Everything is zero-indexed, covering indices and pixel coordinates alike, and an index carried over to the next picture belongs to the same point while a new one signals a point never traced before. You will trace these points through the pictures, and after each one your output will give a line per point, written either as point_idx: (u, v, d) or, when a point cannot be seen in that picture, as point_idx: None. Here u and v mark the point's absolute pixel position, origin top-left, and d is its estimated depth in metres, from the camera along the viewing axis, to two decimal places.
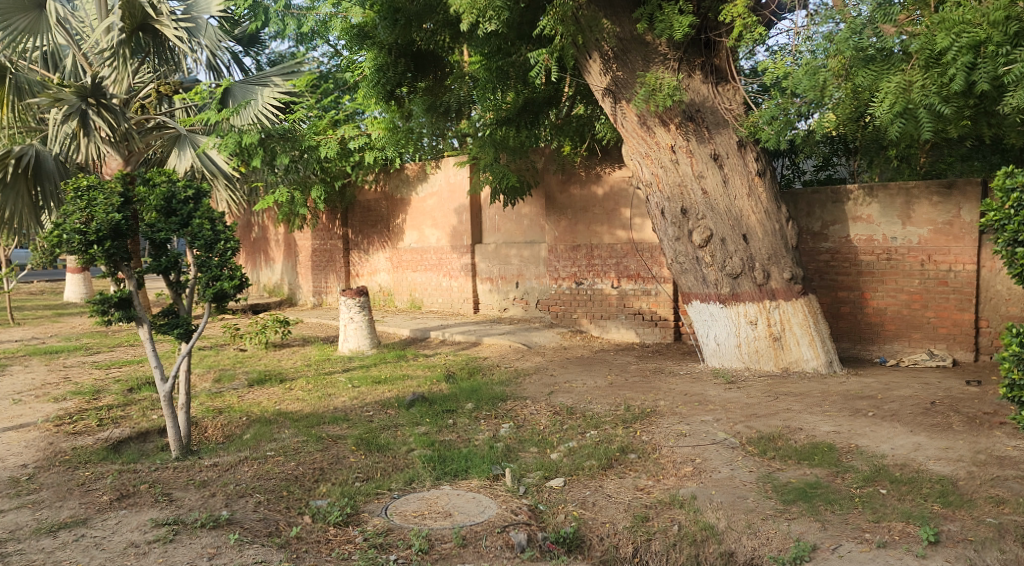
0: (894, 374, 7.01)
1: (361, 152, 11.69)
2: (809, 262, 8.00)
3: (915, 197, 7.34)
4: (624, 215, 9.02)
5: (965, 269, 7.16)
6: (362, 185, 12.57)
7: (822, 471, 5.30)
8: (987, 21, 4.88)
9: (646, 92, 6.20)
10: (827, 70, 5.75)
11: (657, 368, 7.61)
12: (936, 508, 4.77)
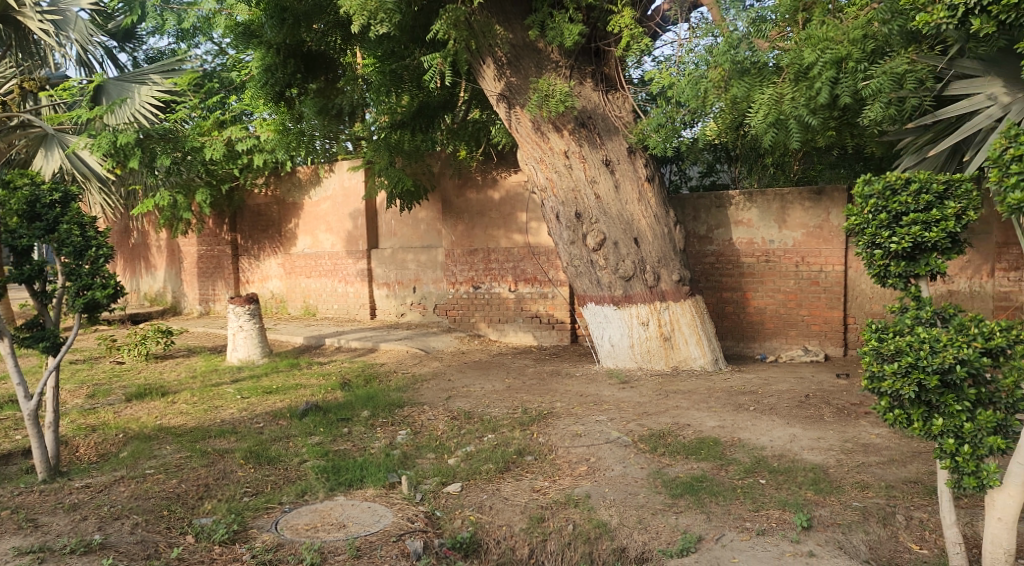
0: (773, 370, 7.42)
1: (250, 155, 11.33)
2: (696, 264, 8.33)
3: (790, 202, 7.79)
4: (520, 219, 9.13)
5: (834, 269, 7.68)
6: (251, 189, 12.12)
7: (707, 465, 5.54)
8: (848, 39, 5.33)
9: (538, 97, 6.28)
10: (709, 80, 6.02)
11: (552, 370, 7.72)
12: (809, 495, 5.09)
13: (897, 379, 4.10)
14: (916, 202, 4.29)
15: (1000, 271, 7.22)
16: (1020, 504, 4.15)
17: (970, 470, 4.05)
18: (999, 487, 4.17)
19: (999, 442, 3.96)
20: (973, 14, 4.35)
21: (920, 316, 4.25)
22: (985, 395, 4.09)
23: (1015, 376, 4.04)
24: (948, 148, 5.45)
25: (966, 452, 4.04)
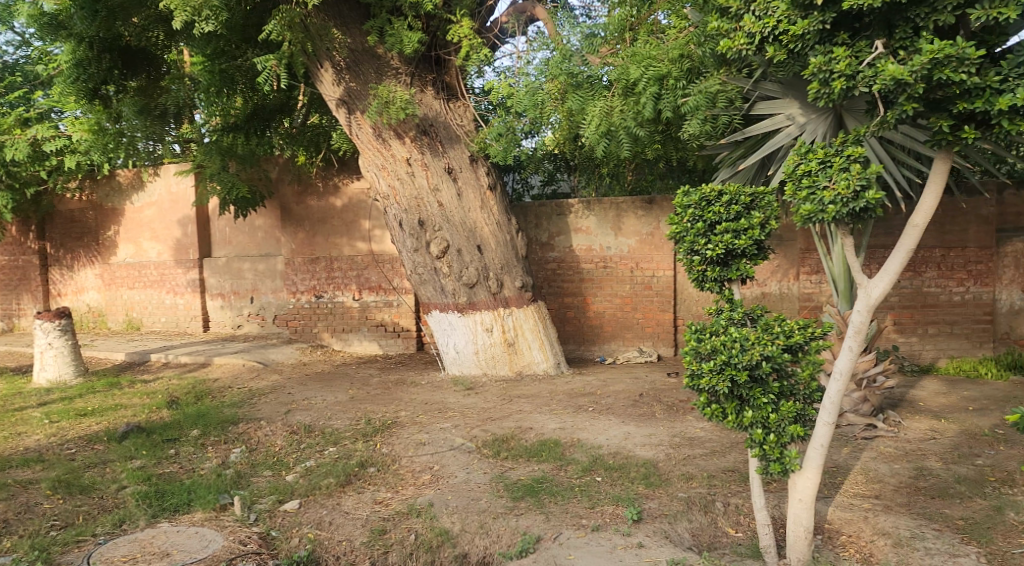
0: (611, 371, 7.78)
1: (59, 156, 10.43)
2: (539, 271, 8.57)
3: (624, 211, 8.21)
4: (362, 226, 9.04)
5: (666, 274, 8.16)
6: (63, 194, 11.10)
7: (548, 466, 5.70)
8: (668, 58, 5.74)
9: (379, 104, 6.26)
10: (546, 91, 6.25)
11: (397, 379, 7.63)
12: (641, 489, 5.36)
13: (713, 376, 4.41)
14: (728, 212, 4.67)
15: (804, 274, 7.94)
16: (816, 486, 4.53)
17: (775, 456, 4.47)
18: (799, 472, 4.52)
19: (798, 431, 4.39)
20: (768, 42, 4.84)
21: (733, 317, 4.59)
22: (787, 387, 4.46)
23: (809, 370, 4.44)
24: (757, 162, 5.91)
25: (771, 440, 4.43)
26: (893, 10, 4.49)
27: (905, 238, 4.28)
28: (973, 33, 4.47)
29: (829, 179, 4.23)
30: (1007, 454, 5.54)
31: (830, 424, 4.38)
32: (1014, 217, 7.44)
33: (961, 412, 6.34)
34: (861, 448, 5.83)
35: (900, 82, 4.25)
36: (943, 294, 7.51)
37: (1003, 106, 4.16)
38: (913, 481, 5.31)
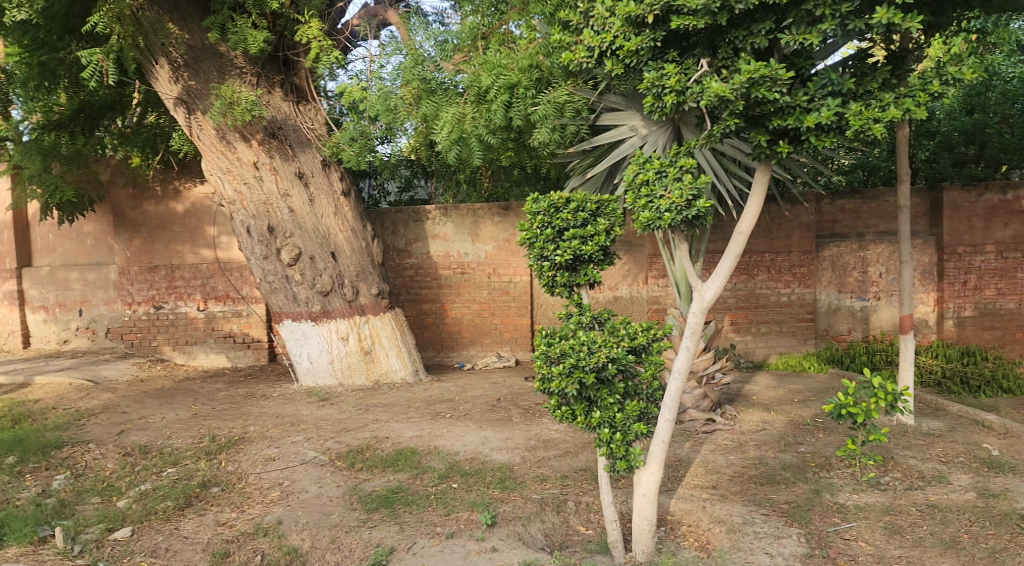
0: (470, 377, 7.81)
1: None
2: (396, 277, 8.48)
3: (481, 218, 8.32)
4: (208, 233, 8.76)
5: (521, 280, 8.31)
6: None
7: (403, 475, 5.63)
8: (518, 67, 5.88)
9: (222, 104, 5.98)
10: (400, 97, 6.14)
11: (246, 393, 7.30)
12: (495, 493, 5.41)
13: (563, 379, 4.49)
14: (575, 219, 4.81)
15: (652, 278, 8.36)
16: (658, 481, 4.76)
17: (621, 453, 4.64)
18: (643, 467, 4.75)
19: (641, 428, 4.61)
20: (606, 56, 5.08)
21: (582, 321, 4.71)
22: (631, 388, 4.68)
23: (652, 370, 4.67)
24: (604, 171, 6.10)
25: (617, 439, 4.59)
26: (715, 32, 4.86)
27: (732, 244, 4.66)
28: (785, 57, 4.90)
29: (665, 189, 4.47)
30: (825, 441, 6.07)
31: (670, 420, 4.67)
32: (830, 225, 8.22)
33: (789, 403, 6.88)
34: (701, 441, 6.16)
35: (723, 99, 4.59)
36: (773, 295, 8.12)
37: (811, 124, 4.58)
38: (745, 470, 5.69)
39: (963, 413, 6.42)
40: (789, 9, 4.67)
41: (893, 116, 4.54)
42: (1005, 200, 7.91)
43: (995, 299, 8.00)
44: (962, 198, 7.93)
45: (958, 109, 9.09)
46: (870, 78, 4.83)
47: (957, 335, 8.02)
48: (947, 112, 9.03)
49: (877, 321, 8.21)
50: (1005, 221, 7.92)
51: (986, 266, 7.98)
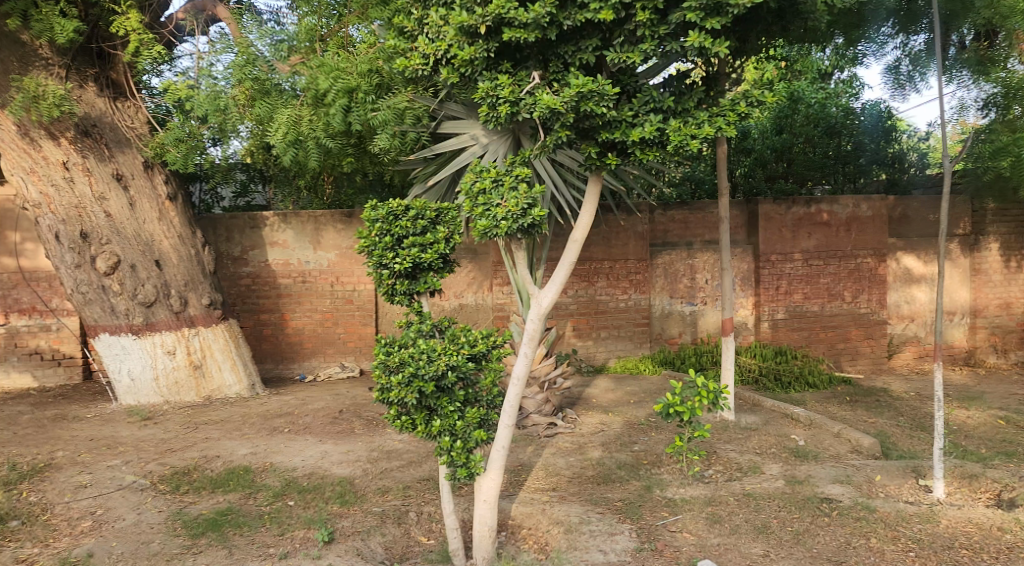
0: (311, 389, 7.61)
1: None
2: (231, 287, 8.15)
3: (323, 225, 8.16)
4: (10, 239, 7.96)
5: (364, 288, 8.20)
6: None
7: (234, 496, 5.33)
8: (357, 71, 5.78)
9: (25, 98, 5.55)
10: (231, 97, 5.96)
11: (56, 416, 6.63)
12: (334, 509, 5.24)
13: (402, 389, 4.41)
14: (414, 226, 4.77)
15: (497, 286, 8.48)
16: (499, 486, 4.81)
17: (462, 462, 4.60)
18: (484, 474, 4.76)
19: (482, 435, 4.62)
20: (442, 64, 5.11)
21: (422, 330, 4.69)
22: (471, 395, 4.66)
23: (491, 377, 4.70)
24: (447, 180, 6.07)
25: (458, 446, 4.56)
26: (546, 46, 5.01)
27: (567, 252, 4.83)
28: (613, 74, 5.13)
29: (501, 197, 4.55)
30: (656, 438, 6.40)
31: (510, 425, 4.75)
32: (662, 234, 8.68)
33: (626, 405, 7.22)
34: (543, 445, 6.30)
35: (555, 112, 4.74)
36: (611, 301, 8.48)
37: (635, 138, 4.83)
38: (583, 470, 5.88)
39: (776, 407, 7.00)
40: (613, 29, 4.93)
41: (707, 133, 4.88)
42: (809, 212, 8.74)
43: (802, 302, 8.80)
44: (773, 210, 8.65)
45: (770, 128, 10.06)
46: (688, 97, 5.16)
47: (772, 336, 8.72)
48: (761, 131, 9.97)
49: (704, 325, 8.80)
50: (810, 232, 8.75)
51: (795, 272, 8.76)
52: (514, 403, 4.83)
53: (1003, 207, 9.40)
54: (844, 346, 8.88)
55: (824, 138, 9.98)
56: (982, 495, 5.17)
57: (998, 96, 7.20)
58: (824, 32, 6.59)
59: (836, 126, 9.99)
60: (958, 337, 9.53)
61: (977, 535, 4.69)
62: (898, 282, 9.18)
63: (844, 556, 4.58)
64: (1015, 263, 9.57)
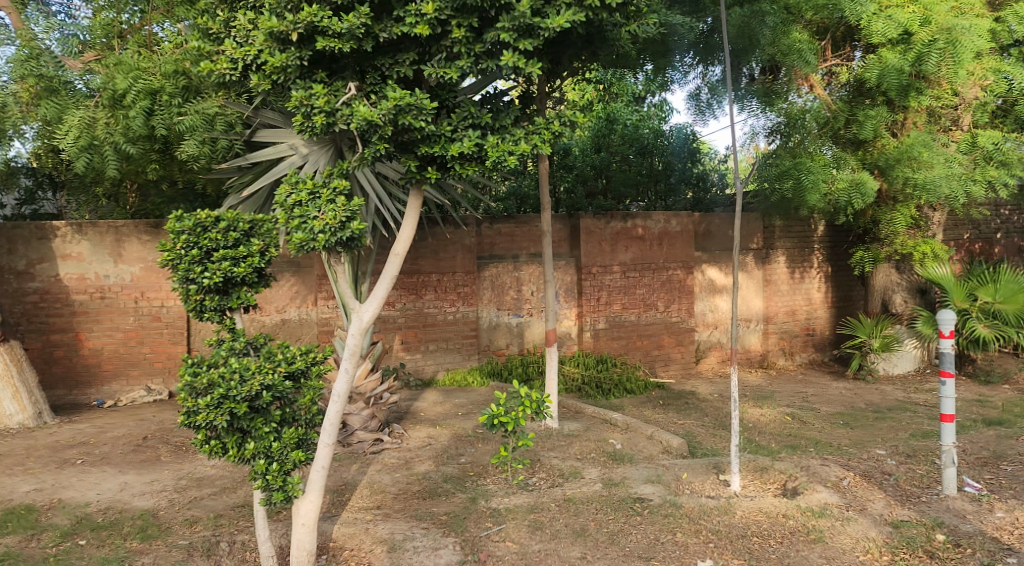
0: (111, 416, 7.08)
1: None
2: (14, 305, 7.40)
3: (125, 236, 7.63)
4: None
5: (174, 304, 7.77)
6: None
7: (13, 539, 4.69)
8: (161, 73, 5.54)
9: None
10: (13, 94, 5.56)
11: None
12: (133, 545, 4.75)
13: (210, 412, 4.00)
14: (225, 239, 4.36)
15: (322, 300, 8.26)
16: (318, 508, 4.62)
17: (278, 485, 4.30)
18: (302, 496, 4.57)
19: (300, 455, 4.37)
20: (251, 70, 4.84)
21: (235, 348, 4.33)
22: (289, 414, 4.42)
23: (310, 395, 4.50)
24: (263, 190, 5.80)
25: (274, 470, 4.26)
26: (362, 57, 4.92)
27: (388, 266, 4.75)
28: (432, 89, 5.12)
29: (319, 210, 4.38)
30: (482, 450, 6.50)
31: (330, 445, 4.57)
32: (489, 247, 8.88)
33: (454, 417, 7.28)
34: (368, 462, 6.16)
35: (372, 124, 4.66)
36: (439, 314, 8.51)
37: (454, 152, 4.83)
38: (409, 486, 5.81)
39: (596, 414, 7.35)
40: (430, 44, 4.93)
41: (523, 150, 5.00)
42: (626, 227, 9.27)
43: (621, 312, 9.29)
44: (593, 225, 9.07)
45: (590, 147, 10.80)
46: (505, 114, 5.26)
47: (593, 346, 9.11)
48: (580, 149, 10.67)
49: (530, 336, 9.07)
50: (627, 245, 9.28)
51: (614, 284, 9.23)
52: (334, 421, 4.67)
53: (788, 225, 10.50)
54: (657, 353, 9.49)
55: (638, 158, 10.84)
56: (771, 485, 5.69)
57: (783, 125, 8.29)
58: (626, 58, 7.02)
59: (648, 146, 10.87)
60: (754, 342, 10.48)
61: (766, 523, 5.12)
62: (704, 293, 10.00)
63: (653, 552, 4.82)
64: (799, 275, 10.69)
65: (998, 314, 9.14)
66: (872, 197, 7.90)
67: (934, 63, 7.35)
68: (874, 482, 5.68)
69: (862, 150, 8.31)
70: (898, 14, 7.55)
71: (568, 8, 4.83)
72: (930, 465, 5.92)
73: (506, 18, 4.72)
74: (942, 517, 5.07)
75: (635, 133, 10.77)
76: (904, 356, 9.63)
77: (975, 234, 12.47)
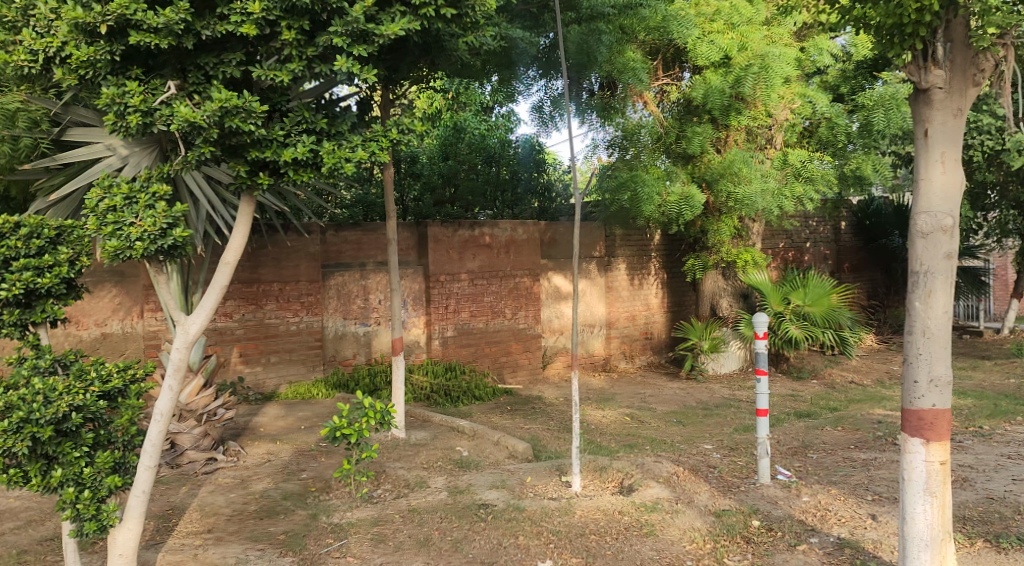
0: None
1: None
2: None
3: None
4: None
5: None
6: None
7: None
8: None
9: None
10: None
11: None
12: None
13: (8, 438, 3.54)
14: (27, 247, 3.82)
15: (148, 312, 7.84)
16: (137, 537, 4.24)
17: (90, 514, 3.85)
18: (118, 525, 4.15)
19: (117, 480, 3.94)
20: (55, 64, 4.51)
21: (39, 366, 3.84)
22: (103, 436, 4.00)
23: (129, 416, 4.09)
24: (75, 195, 5.45)
25: (86, 497, 3.83)
26: (183, 54, 4.64)
27: (218, 276, 4.40)
28: (263, 91, 4.88)
29: (133, 216, 3.90)
30: (326, 464, 6.35)
31: (152, 467, 4.18)
32: (335, 255, 8.74)
33: (296, 431, 7.06)
34: (200, 483, 5.81)
35: (195, 126, 4.36)
36: (282, 325, 8.25)
37: (287, 157, 4.61)
38: (245, 506, 5.49)
39: (444, 422, 7.42)
40: (259, 45, 4.73)
41: (361, 157, 4.85)
42: (474, 235, 9.39)
43: (469, 320, 9.37)
44: (441, 233, 9.10)
45: (437, 155, 10.86)
46: (341, 120, 5.07)
47: (442, 353, 9.10)
48: (428, 156, 10.74)
49: (377, 345, 8.98)
50: (474, 253, 9.39)
51: (462, 291, 9.29)
52: (155, 442, 4.28)
53: (627, 234, 11.09)
54: (506, 359, 9.67)
55: (486, 166, 11.05)
56: (609, 484, 5.95)
57: (619, 139, 8.75)
58: (467, 68, 7.12)
59: (495, 156, 11.15)
60: (597, 346, 10.85)
61: (604, 520, 5.27)
62: (550, 299, 10.35)
63: (495, 556, 4.81)
64: (638, 281, 11.28)
65: (807, 316, 10.08)
66: (699, 210, 8.57)
67: (750, 85, 8.14)
68: (700, 475, 6.06)
69: (691, 164, 8.90)
70: (720, 39, 8.17)
71: (403, 16, 4.80)
72: (749, 457, 6.42)
73: (338, 23, 4.59)
74: (758, 504, 5.48)
75: (482, 143, 10.94)
76: (729, 356, 10.38)
77: (788, 244, 13.71)
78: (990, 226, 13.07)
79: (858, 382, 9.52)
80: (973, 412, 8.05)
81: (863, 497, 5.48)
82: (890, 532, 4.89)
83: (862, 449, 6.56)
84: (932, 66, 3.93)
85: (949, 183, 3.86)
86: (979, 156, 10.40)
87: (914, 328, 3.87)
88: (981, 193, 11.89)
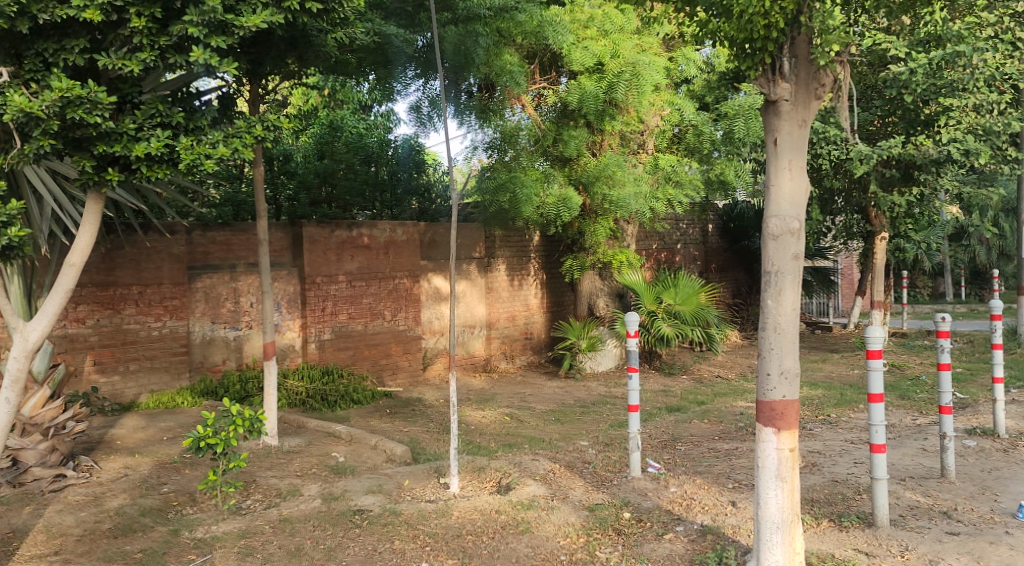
0: None
1: None
2: None
3: None
4: None
5: None
6: None
7: None
8: None
9: None
10: None
11: None
12: None
13: None
14: None
15: None
16: None
17: None
18: None
19: None
20: None
21: None
22: None
23: None
24: None
25: None
26: (16, 39, 4.29)
27: (62, 278, 4.01)
28: (110, 82, 4.57)
29: None
30: (189, 476, 6.06)
31: None
32: (202, 256, 8.37)
33: (157, 443, 6.69)
34: (46, 502, 5.35)
35: (32, 117, 4.00)
36: (142, 330, 7.80)
37: (138, 153, 4.26)
38: (98, 524, 5.09)
39: (319, 427, 7.28)
40: (106, 32, 4.42)
41: (223, 154, 4.58)
42: (352, 236, 9.23)
43: (347, 322, 9.19)
44: (317, 233, 8.88)
45: (312, 153, 10.65)
46: (200, 115, 4.86)
47: (319, 357, 8.87)
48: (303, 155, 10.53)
49: (249, 350, 8.67)
50: (353, 254, 9.22)
51: (339, 293, 9.10)
52: None
53: (507, 235, 11.21)
54: (385, 362, 9.54)
55: (364, 166, 10.92)
56: (486, 483, 5.97)
57: (497, 141, 8.81)
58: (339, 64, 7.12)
59: (373, 156, 11.05)
60: (477, 347, 10.89)
61: (480, 520, 5.27)
62: (430, 300, 10.31)
63: (369, 561, 4.72)
64: (518, 282, 11.44)
65: (678, 314, 10.56)
66: (575, 212, 8.89)
67: (622, 91, 8.50)
68: (575, 471, 6.21)
69: (567, 167, 9.18)
70: (592, 46, 8.54)
71: (265, 8, 4.63)
72: (623, 451, 6.67)
73: (194, 12, 4.32)
74: (629, 497, 5.67)
75: (360, 143, 10.81)
76: (606, 354, 10.72)
77: (661, 246, 14.32)
78: (837, 229, 14.06)
79: (724, 376, 10.09)
80: (824, 401, 8.69)
81: (724, 485, 5.80)
82: (746, 517, 5.18)
83: (724, 439, 6.95)
84: (779, 79, 4.16)
85: (796, 189, 4.09)
86: (825, 165, 11.16)
87: (766, 324, 4.08)
88: (830, 199, 12.92)
